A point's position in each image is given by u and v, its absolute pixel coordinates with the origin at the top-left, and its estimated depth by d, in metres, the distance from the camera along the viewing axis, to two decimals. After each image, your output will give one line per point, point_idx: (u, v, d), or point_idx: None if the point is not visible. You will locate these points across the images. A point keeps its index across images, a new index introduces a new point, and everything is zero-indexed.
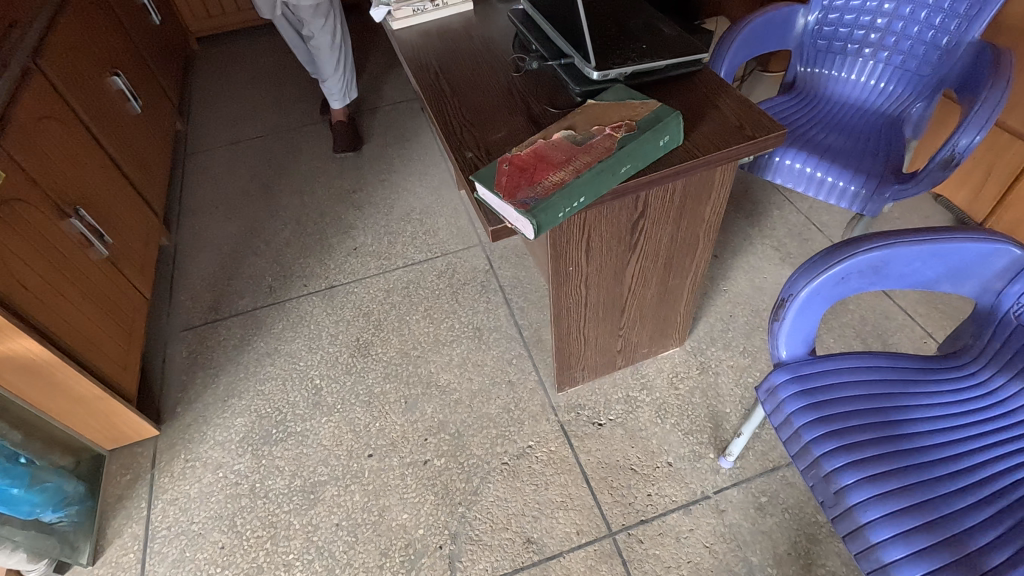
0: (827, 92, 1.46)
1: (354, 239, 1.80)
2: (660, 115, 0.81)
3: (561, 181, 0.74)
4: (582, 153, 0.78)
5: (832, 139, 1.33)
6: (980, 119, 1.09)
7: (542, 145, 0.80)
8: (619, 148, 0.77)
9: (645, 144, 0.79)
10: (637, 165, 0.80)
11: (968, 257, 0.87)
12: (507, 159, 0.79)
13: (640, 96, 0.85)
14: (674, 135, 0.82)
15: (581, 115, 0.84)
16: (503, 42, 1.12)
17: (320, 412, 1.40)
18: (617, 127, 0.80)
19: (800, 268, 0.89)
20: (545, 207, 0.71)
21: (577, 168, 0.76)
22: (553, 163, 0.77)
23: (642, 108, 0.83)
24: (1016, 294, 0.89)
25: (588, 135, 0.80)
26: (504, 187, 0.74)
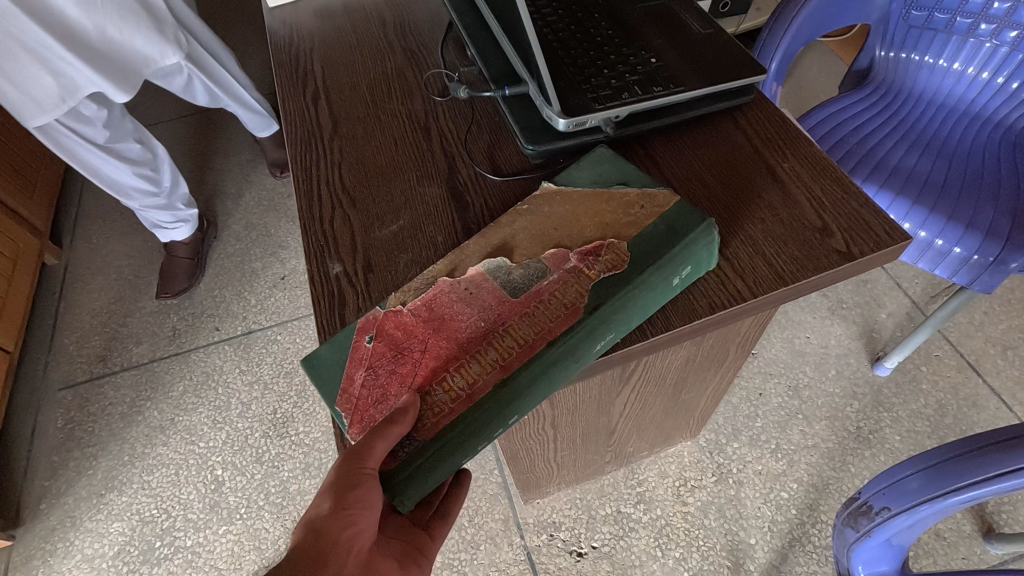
0: (918, 88, 1.01)
1: (282, 265, 1.43)
2: (675, 229, 0.44)
3: (468, 390, 0.40)
4: (514, 316, 0.42)
5: (930, 167, 0.91)
6: None
7: (444, 292, 0.44)
8: (590, 308, 0.41)
9: (645, 292, 0.42)
10: (629, 326, 0.43)
11: None
12: (378, 323, 0.44)
13: (641, 179, 0.48)
14: (702, 263, 0.45)
15: (533, 220, 0.47)
16: (430, 35, 0.70)
17: (217, 518, 1.08)
18: (593, 255, 0.44)
19: (909, 468, 0.51)
20: (424, 465, 0.38)
21: (500, 358, 0.41)
22: (458, 340, 0.42)
23: (640, 210, 0.46)
24: None
25: (535, 272, 0.44)
26: (356, 401, 0.41)
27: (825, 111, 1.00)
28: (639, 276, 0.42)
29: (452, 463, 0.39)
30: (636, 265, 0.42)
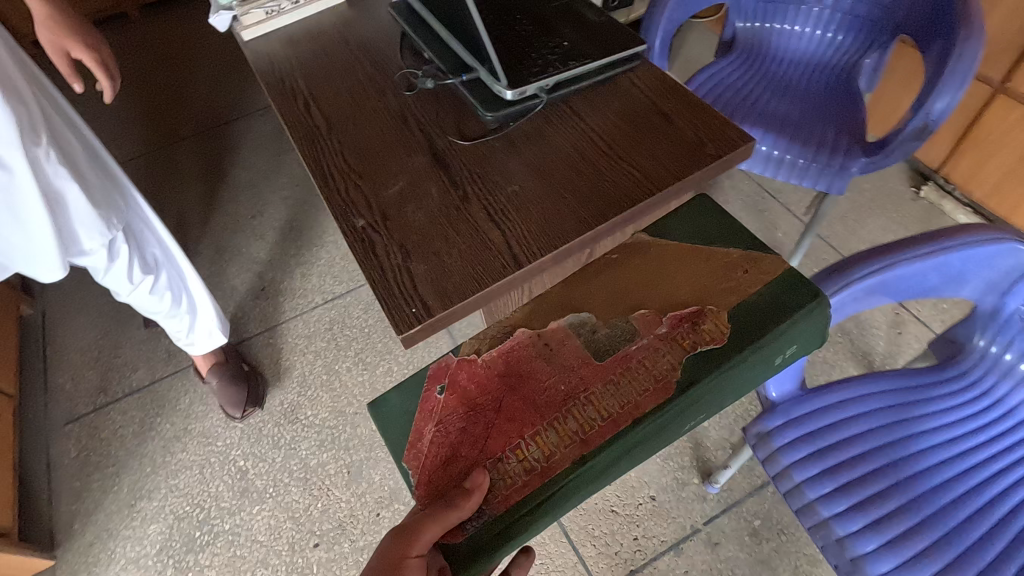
0: (772, 48, 1.28)
1: (260, 278, 1.55)
2: (783, 301, 0.69)
3: (546, 456, 0.62)
4: (594, 385, 0.67)
5: (788, 108, 1.16)
6: (956, 79, 0.92)
7: (522, 343, 0.71)
8: (678, 389, 0.64)
9: (755, 357, 0.66)
10: (729, 396, 0.67)
11: (975, 259, 0.73)
12: (455, 366, 0.71)
13: (746, 251, 0.75)
14: (813, 336, 0.69)
15: (641, 261, 0.77)
16: (389, 47, 0.87)
17: (249, 501, 1.20)
18: (692, 324, 0.69)
19: None
20: (492, 534, 0.58)
21: (576, 433, 0.63)
22: (535, 405, 0.66)
23: (743, 285, 0.71)
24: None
25: (626, 327, 0.71)
26: (433, 454, 0.64)
27: (704, 75, 1.25)
28: (747, 346, 0.66)
29: (529, 521, 0.59)
30: (747, 335, 0.66)
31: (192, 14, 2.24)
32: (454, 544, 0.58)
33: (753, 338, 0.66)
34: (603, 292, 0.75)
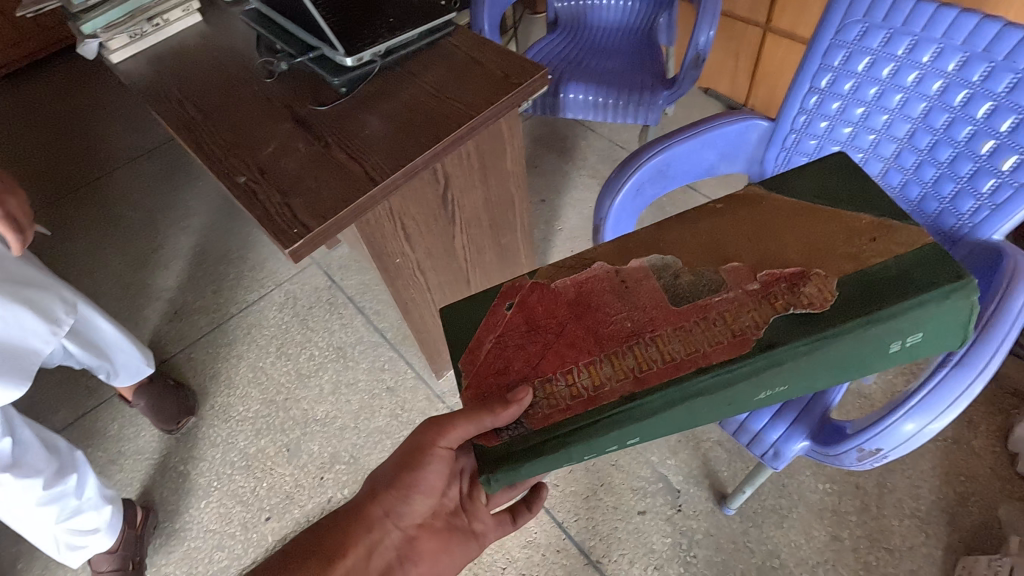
0: (587, 21, 1.53)
1: (170, 302, 1.61)
2: (913, 277, 0.59)
3: (596, 385, 0.59)
4: (663, 327, 0.62)
5: (604, 65, 1.40)
6: (709, 15, 1.18)
7: (598, 275, 0.68)
8: (761, 346, 0.58)
9: (865, 331, 0.57)
10: (821, 371, 0.59)
11: (730, 137, 0.97)
12: (528, 287, 0.69)
13: (876, 217, 0.65)
14: (945, 328, 0.59)
15: (751, 213, 0.70)
16: (246, 49, 1.01)
17: (196, 498, 1.26)
18: (792, 285, 0.61)
19: (601, 191, 0.93)
20: (521, 445, 0.58)
21: (633, 369, 0.59)
22: (598, 335, 0.62)
23: (866, 255, 0.62)
24: (774, 158, 1.00)
25: (713, 277, 0.64)
26: (479, 361, 0.64)
27: (535, 49, 1.47)
28: (857, 317, 0.57)
29: (560, 443, 0.57)
30: (856, 307, 0.58)
31: (57, 76, 2.26)
32: (486, 448, 0.59)
33: (867, 310, 0.58)
34: (696, 239, 0.69)
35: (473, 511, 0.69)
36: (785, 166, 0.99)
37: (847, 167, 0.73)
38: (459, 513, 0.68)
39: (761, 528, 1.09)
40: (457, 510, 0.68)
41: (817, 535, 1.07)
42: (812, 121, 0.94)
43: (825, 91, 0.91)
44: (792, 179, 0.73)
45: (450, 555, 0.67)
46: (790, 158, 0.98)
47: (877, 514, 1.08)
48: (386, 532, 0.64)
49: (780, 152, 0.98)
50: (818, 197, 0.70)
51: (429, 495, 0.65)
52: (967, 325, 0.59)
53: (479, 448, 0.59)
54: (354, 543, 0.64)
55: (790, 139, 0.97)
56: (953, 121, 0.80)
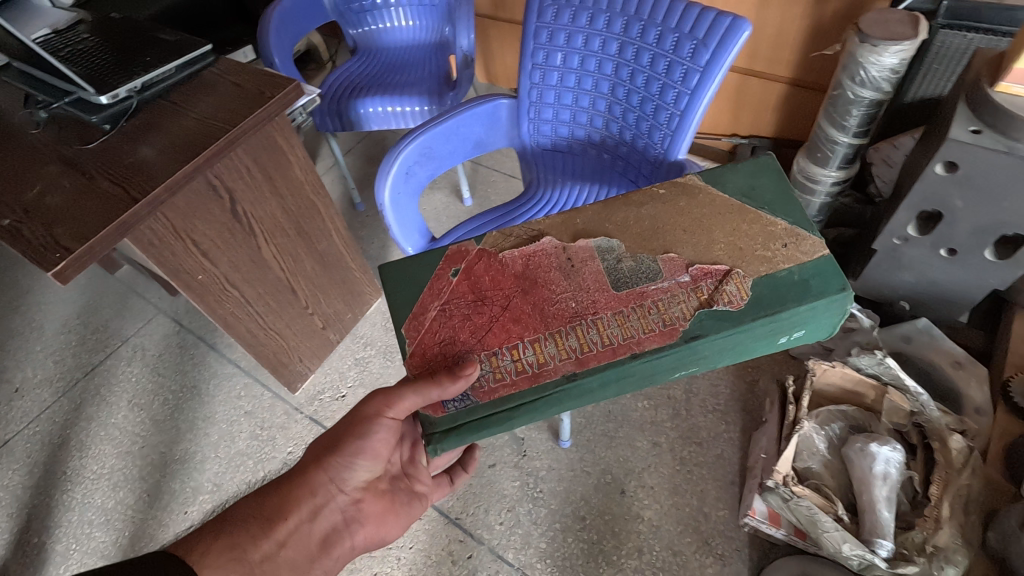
0: (382, 44, 1.66)
1: (9, 381, 1.55)
2: (810, 284, 0.68)
3: (540, 363, 0.67)
4: (604, 311, 0.70)
5: (398, 77, 1.53)
6: (464, 21, 1.38)
7: (547, 252, 0.76)
8: (686, 336, 0.66)
9: (767, 325, 0.67)
10: (728, 352, 0.69)
11: (481, 117, 1.12)
12: (474, 255, 0.76)
13: (791, 224, 0.73)
14: (819, 325, 0.71)
15: (690, 204, 0.78)
16: (15, 108, 1.05)
17: (53, 565, 1.23)
18: (717, 281, 0.70)
19: (375, 180, 1.04)
20: (467, 416, 0.65)
21: (575, 351, 0.67)
22: (543, 314, 0.70)
23: (777, 258, 0.70)
24: (527, 129, 1.16)
25: (652, 266, 0.73)
26: (426, 328, 0.71)
27: (336, 75, 1.58)
28: (764, 315, 0.66)
29: (505, 414, 0.66)
30: (767, 305, 0.67)
31: None
32: (431, 417, 0.66)
33: (774, 308, 0.66)
34: (640, 225, 0.77)
35: (416, 475, 0.77)
36: (537, 133, 1.16)
37: (772, 169, 0.80)
38: (402, 477, 0.76)
39: (594, 452, 1.22)
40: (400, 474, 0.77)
41: (640, 445, 1.22)
42: (544, 93, 1.10)
43: (545, 67, 1.06)
44: (730, 175, 0.80)
45: (395, 515, 0.75)
46: (538, 126, 1.14)
47: (687, 415, 1.24)
48: (332, 496, 0.70)
49: (529, 123, 1.15)
50: (748, 196, 0.77)
51: (374, 461, 0.72)
52: (834, 324, 0.71)
53: (427, 417, 0.66)
54: (297, 504, 0.68)
55: (531, 110, 1.13)
56: (634, 73, 0.97)
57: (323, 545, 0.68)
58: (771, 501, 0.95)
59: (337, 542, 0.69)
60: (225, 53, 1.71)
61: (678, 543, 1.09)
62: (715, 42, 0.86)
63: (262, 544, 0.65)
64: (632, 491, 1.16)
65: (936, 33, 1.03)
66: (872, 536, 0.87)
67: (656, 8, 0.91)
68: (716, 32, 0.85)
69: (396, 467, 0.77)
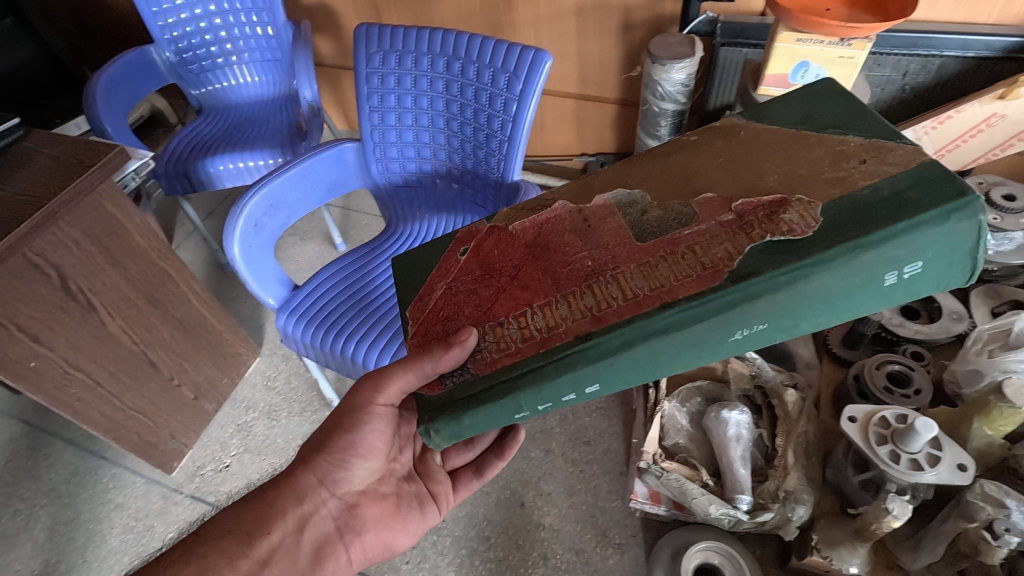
0: (228, 102, 1.65)
1: None
2: (909, 197, 0.49)
3: (550, 326, 0.55)
4: (625, 265, 0.56)
5: (248, 132, 1.52)
6: (305, 73, 1.45)
7: (560, 216, 0.65)
8: (733, 277, 0.50)
9: (849, 259, 0.48)
10: (802, 310, 0.50)
11: (329, 163, 1.14)
12: (486, 231, 0.69)
13: (866, 140, 0.57)
14: (948, 256, 0.48)
15: (729, 144, 0.63)
16: None
17: None
18: (770, 213, 0.53)
19: (223, 235, 1.01)
20: (464, 392, 0.56)
21: (590, 309, 0.54)
22: (555, 276, 0.58)
23: (855, 177, 0.54)
24: (378, 169, 1.20)
25: (683, 211, 0.58)
26: (428, 307, 0.64)
27: (181, 137, 1.53)
28: (843, 243, 0.48)
29: (504, 387, 0.54)
30: (847, 228, 0.49)
31: None
32: (428, 396, 0.58)
33: (850, 235, 0.49)
34: (667, 174, 0.63)
35: (426, 474, 0.81)
36: (387, 171, 1.20)
37: (834, 92, 0.65)
38: (412, 478, 0.79)
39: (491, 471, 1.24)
40: (409, 475, 0.80)
41: (534, 455, 1.26)
42: (387, 134, 1.15)
43: (383, 109, 1.12)
44: (778, 105, 0.65)
45: (399, 519, 0.77)
46: (387, 165, 1.19)
47: (574, 418, 1.30)
48: (323, 501, 0.72)
49: (378, 163, 1.19)
50: (805, 122, 0.62)
51: (369, 457, 0.73)
52: (980, 257, 0.48)
53: (422, 397, 0.59)
54: (282, 516, 0.71)
55: (378, 151, 1.18)
56: (463, 106, 1.05)
57: (314, 556, 0.71)
58: (649, 482, 1.02)
59: (329, 555, 0.72)
60: (51, 125, 1.63)
61: (579, 542, 1.13)
62: (524, 72, 0.95)
63: (239, 566, 0.67)
64: (531, 501, 1.19)
65: (719, 50, 1.23)
66: (733, 493, 0.96)
67: (470, 46, 0.99)
68: (523, 64, 0.95)
69: (404, 469, 0.79)
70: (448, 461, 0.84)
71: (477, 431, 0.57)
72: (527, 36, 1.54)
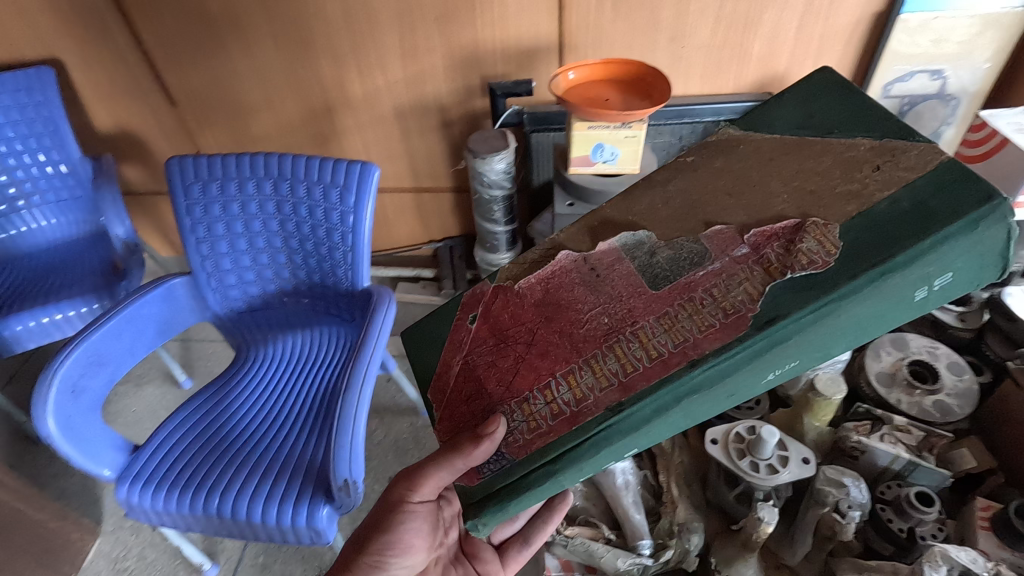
0: (20, 252, 1.44)
1: None
2: (931, 208, 0.46)
3: (578, 399, 0.53)
4: (644, 318, 0.54)
5: (50, 281, 1.34)
6: (115, 208, 1.38)
7: (566, 269, 0.63)
8: (758, 323, 0.47)
9: (875, 288, 0.45)
10: (834, 340, 0.48)
11: (157, 303, 1.05)
12: (491, 294, 0.67)
13: (877, 140, 0.54)
14: (982, 260, 0.45)
15: (728, 162, 0.61)
16: None
17: None
18: (787, 244, 0.51)
19: (31, 411, 0.86)
20: (502, 481, 0.55)
21: (615, 375, 0.52)
22: (573, 339, 0.57)
23: (870, 189, 0.50)
24: (215, 298, 1.13)
25: (694, 248, 0.56)
26: (450, 389, 0.63)
27: None
28: (866, 271, 0.45)
29: (543, 472, 0.52)
30: (867, 257, 0.46)
31: None
32: (468, 487, 0.57)
33: (876, 259, 0.45)
34: (670, 207, 0.62)
35: (472, 554, 0.82)
36: (226, 298, 1.14)
37: (832, 84, 0.62)
38: (461, 561, 0.80)
39: None
40: (456, 557, 0.80)
41: None
42: (220, 262, 1.10)
43: (211, 237, 1.08)
44: (775, 109, 0.64)
45: None
46: (224, 294, 1.13)
47: None
48: None
49: (215, 293, 1.13)
50: (804, 126, 0.60)
51: (415, 553, 0.70)
52: (1009, 256, 0.45)
53: (462, 488, 0.58)
54: None
55: (212, 280, 1.11)
56: (299, 224, 1.05)
57: None
58: (559, 554, 1.04)
59: None
60: None
61: None
62: (354, 184, 0.99)
63: None
64: None
65: (531, 136, 1.40)
66: (634, 541, 1.00)
67: (295, 167, 1.02)
68: (353, 177, 0.99)
69: (448, 552, 0.79)
70: (493, 536, 0.86)
71: (519, 513, 0.56)
72: (354, 142, 1.59)
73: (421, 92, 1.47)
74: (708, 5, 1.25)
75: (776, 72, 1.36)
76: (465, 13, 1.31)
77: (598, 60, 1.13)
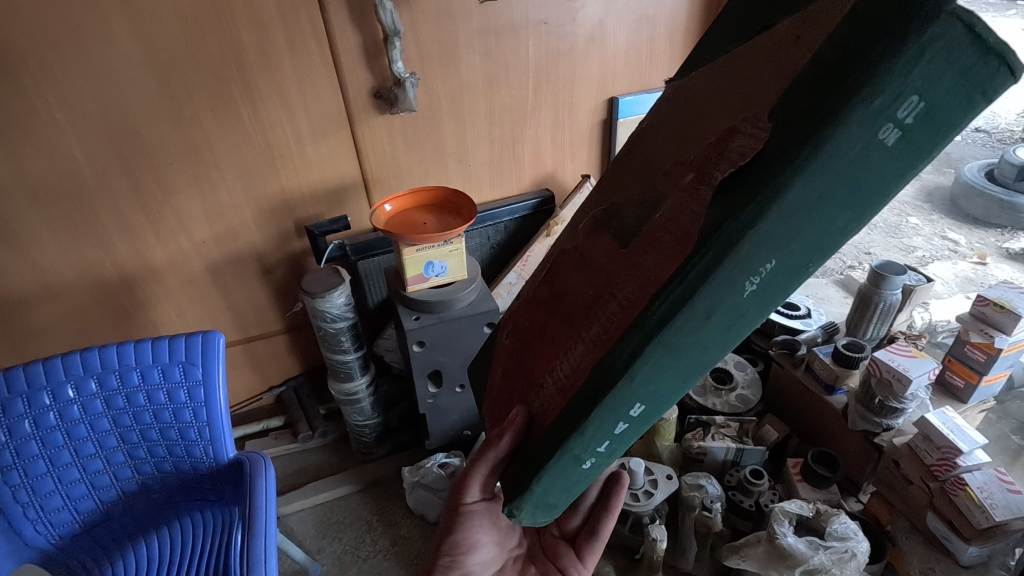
0: None
1: None
2: (857, 42, 0.34)
3: (575, 369, 0.53)
4: (619, 278, 0.52)
5: None
6: None
7: (565, 262, 0.66)
8: (701, 240, 0.41)
9: (816, 160, 0.34)
10: (805, 230, 0.37)
11: None
12: (518, 309, 0.74)
13: (794, 17, 0.47)
14: (950, 65, 0.30)
15: (673, 113, 0.61)
16: None
17: None
18: (722, 148, 0.44)
19: None
20: (527, 459, 0.57)
21: (598, 337, 0.50)
22: (572, 320, 0.58)
23: (795, 61, 0.41)
24: (37, 531, 0.96)
25: (659, 196, 0.53)
26: (495, 399, 0.70)
27: None
28: (796, 142, 0.36)
29: (553, 444, 0.53)
30: (803, 121, 0.36)
31: None
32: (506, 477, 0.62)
33: (806, 127, 0.35)
34: (639, 173, 0.61)
35: (552, 551, 0.83)
36: (49, 528, 0.97)
37: None
38: (538, 557, 0.83)
39: None
40: (531, 555, 0.83)
41: None
42: (38, 485, 0.94)
43: (21, 462, 0.93)
44: (712, 46, 0.62)
45: None
46: (47, 522, 0.96)
47: None
48: None
49: (35, 524, 0.95)
50: (730, 47, 0.58)
51: (482, 549, 0.77)
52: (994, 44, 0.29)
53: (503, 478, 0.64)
54: None
55: (31, 509, 0.95)
56: (137, 414, 0.97)
57: None
58: None
59: None
60: None
61: None
62: (198, 356, 0.98)
63: None
64: None
65: (357, 264, 1.49)
66: None
67: (123, 356, 0.96)
68: (194, 349, 0.98)
69: (524, 551, 0.83)
70: (563, 530, 0.85)
71: (559, 494, 0.55)
72: (165, 309, 1.49)
73: (235, 245, 1.46)
74: (480, 131, 1.51)
75: (547, 171, 1.66)
76: (267, 168, 1.38)
77: (406, 190, 1.28)
